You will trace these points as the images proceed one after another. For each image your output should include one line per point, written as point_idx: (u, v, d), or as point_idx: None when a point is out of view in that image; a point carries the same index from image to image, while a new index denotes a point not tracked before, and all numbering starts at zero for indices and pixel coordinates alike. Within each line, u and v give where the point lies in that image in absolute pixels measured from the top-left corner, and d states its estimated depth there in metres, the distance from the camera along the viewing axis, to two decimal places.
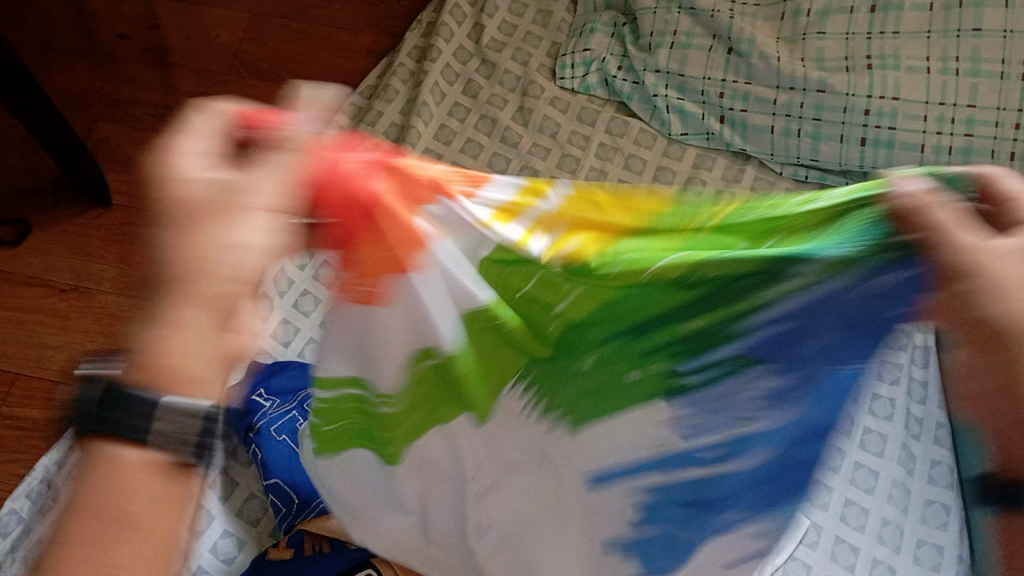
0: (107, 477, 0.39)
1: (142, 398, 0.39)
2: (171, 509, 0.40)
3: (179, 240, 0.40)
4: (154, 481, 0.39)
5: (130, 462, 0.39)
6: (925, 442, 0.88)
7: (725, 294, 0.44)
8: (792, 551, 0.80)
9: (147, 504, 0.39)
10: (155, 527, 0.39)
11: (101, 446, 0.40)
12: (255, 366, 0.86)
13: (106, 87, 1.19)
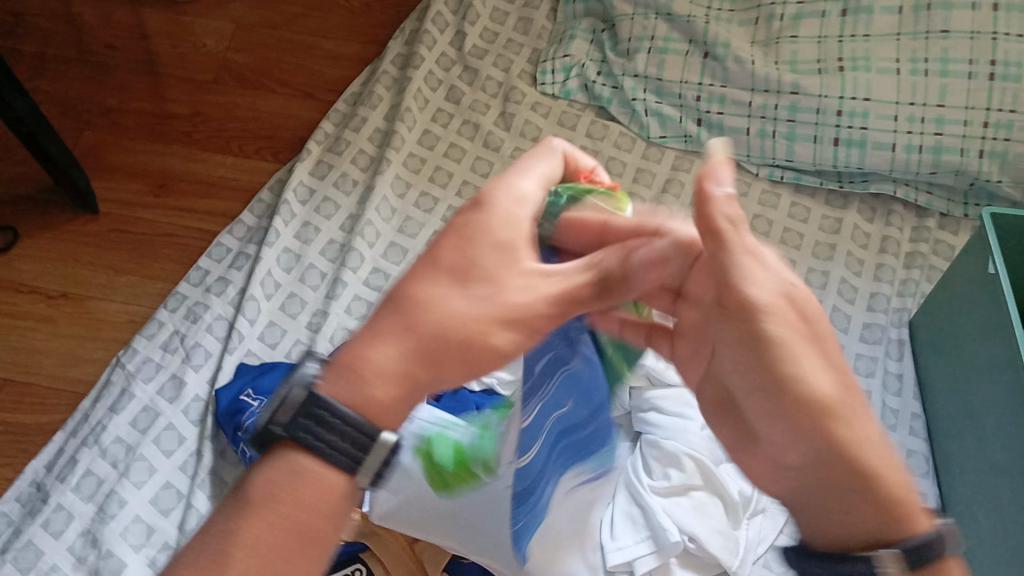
0: (296, 486, 0.43)
1: (348, 422, 0.43)
2: (337, 522, 0.44)
3: (506, 295, 0.47)
4: (332, 497, 0.43)
5: (322, 477, 0.43)
6: (901, 433, 0.90)
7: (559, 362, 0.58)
8: (770, 541, 0.85)
9: (319, 513, 0.43)
10: (320, 540, 0.43)
11: (296, 457, 0.43)
12: (242, 368, 0.88)
13: (96, 96, 1.20)
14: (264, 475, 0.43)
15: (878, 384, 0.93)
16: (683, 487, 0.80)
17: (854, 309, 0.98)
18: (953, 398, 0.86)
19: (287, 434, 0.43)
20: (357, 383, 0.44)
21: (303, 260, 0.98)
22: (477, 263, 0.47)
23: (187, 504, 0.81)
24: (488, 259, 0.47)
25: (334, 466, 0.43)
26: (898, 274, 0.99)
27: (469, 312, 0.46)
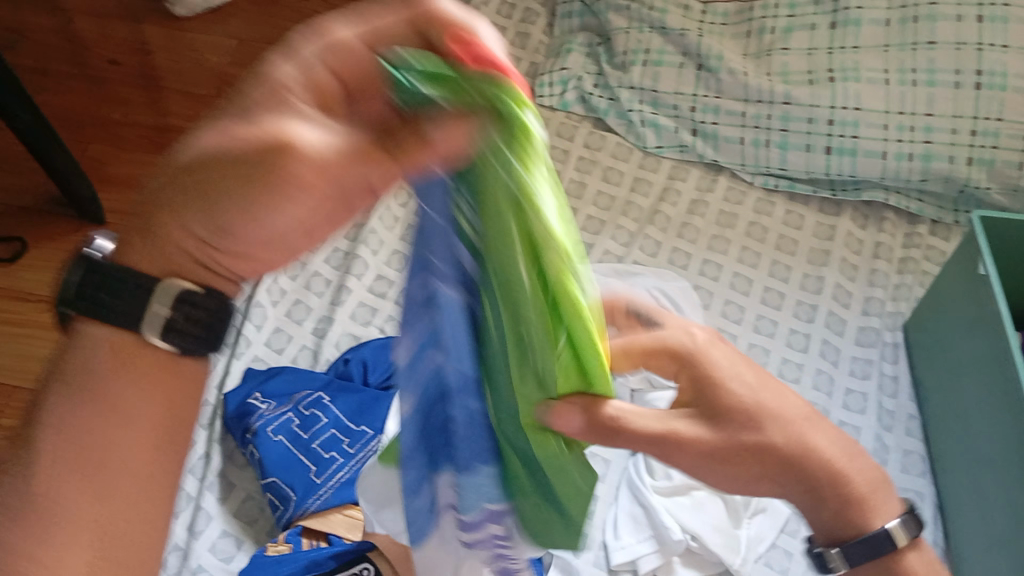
0: (102, 363, 0.46)
1: (135, 285, 0.46)
2: (161, 392, 0.47)
3: (247, 135, 0.41)
4: (120, 359, 0.47)
5: (118, 347, 0.47)
6: (898, 433, 0.91)
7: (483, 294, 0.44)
8: (773, 539, 0.84)
9: (115, 380, 0.46)
10: (132, 412, 0.46)
11: (93, 332, 0.47)
12: (249, 372, 0.89)
13: (98, 110, 1.22)
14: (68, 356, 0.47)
15: (875, 386, 0.95)
16: (685, 486, 0.82)
17: (849, 312, 1.00)
18: (943, 401, 0.88)
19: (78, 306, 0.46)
20: (142, 238, 0.47)
21: (308, 267, 0.99)
22: (240, 108, 0.42)
23: (196, 506, 0.82)
24: (253, 104, 0.42)
25: (120, 327, 0.46)
26: (890, 279, 1.02)
27: (219, 167, 0.42)
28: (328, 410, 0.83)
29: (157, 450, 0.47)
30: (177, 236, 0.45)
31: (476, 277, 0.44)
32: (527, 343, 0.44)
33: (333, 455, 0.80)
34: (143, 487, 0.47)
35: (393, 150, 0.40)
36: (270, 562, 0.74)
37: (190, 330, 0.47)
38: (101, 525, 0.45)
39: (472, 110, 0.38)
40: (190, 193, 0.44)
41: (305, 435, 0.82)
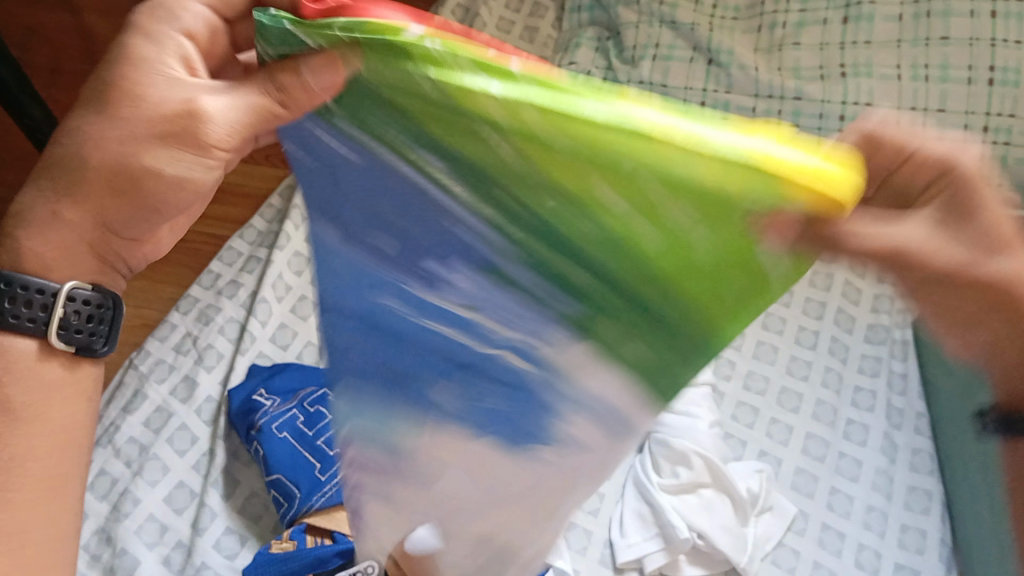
0: (8, 367, 0.46)
1: (28, 288, 0.45)
2: (64, 399, 0.48)
3: (150, 113, 0.43)
4: (31, 364, 0.47)
5: (20, 351, 0.46)
6: (907, 432, 0.91)
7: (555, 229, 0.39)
8: (780, 539, 0.83)
9: (30, 386, 0.46)
10: (37, 420, 0.47)
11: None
12: (254, 369, 0.89)
13: None
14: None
15: (884, 385, 0.94)
16: (691, 485, 0.81)
17: (859, 310, 0.99)
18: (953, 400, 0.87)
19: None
20: (16, 249, 0.46)
21: (314, 263, 0.99)
22: (115, 96, 0.44)
23: (201, 503, 0.82)
24: (133, 90, 0.44)
25: (25, 335, 0.46)
26: None
27: (114, 152, 0.44)
28: (333, 407, 0.83)
29: (61, 459, 0.48)
30: (82, 230, 0.46)
31: (459, 200, 0.41)
32: (598, 241, 0.38)
33: None
34: (52, 488, 0.47)
35: (281, 99, 0.40)
36: (275, 560, 0.74)
37: (86, 329, 0.48)
38: (12, 533, 0.45)
39: (340, 48, 0.38)
40: (96, 188, 0.45)
41: (310, 432, 0.82)
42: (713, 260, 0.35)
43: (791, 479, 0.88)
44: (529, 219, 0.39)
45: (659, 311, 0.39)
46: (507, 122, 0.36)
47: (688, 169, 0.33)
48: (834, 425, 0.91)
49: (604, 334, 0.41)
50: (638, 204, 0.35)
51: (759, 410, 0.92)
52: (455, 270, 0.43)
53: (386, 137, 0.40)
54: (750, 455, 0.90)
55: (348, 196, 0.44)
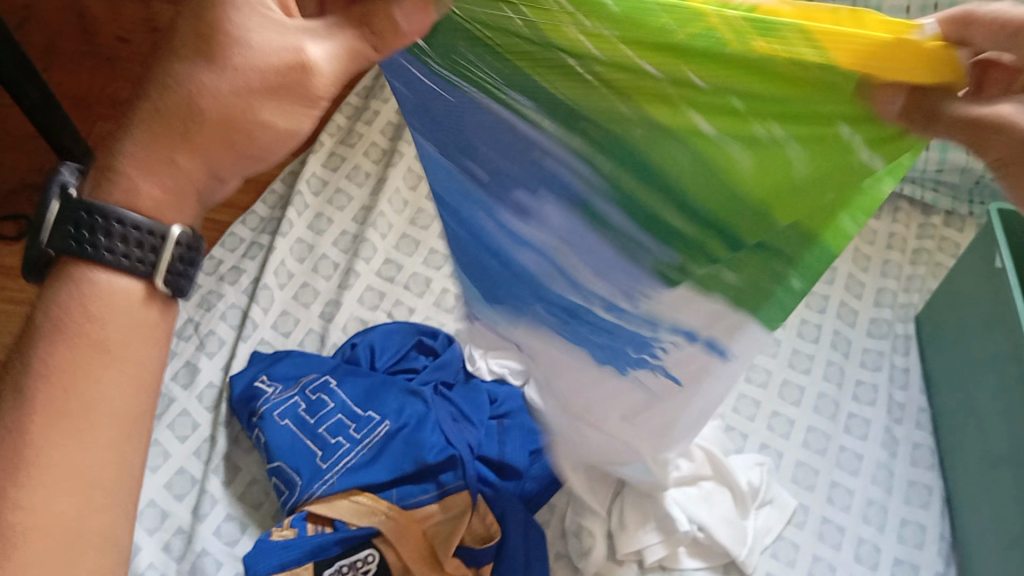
0: (100, 304, 0.40)
1: (136, 227, 0.40)
2: (152, 339, 0.42)
3: (254, 61, 0.37)
4: (128, 303, 0.41)
5: (116, 289, 0.41)
6: (908, 426, 0.91)
7: (641, 161, 0.42)
8: (779, 532, 0.83)
9: (126, 326, 0.41)
10: (121, 358, 0.41)
11: (84, 269, 0.41)
12: (255, 356, 0.88)
13: (107, 89, 1.22)
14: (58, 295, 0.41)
15: (885, 378, 0.94)
16: (692, 477, 0.81)
17: (861, 304, 0.99)
18: (954, 394, 0.87)
19: (59, 249, 0.41)
20: (128, 188, 0.40)
21: (316, 251, 0.99)
22: (214, 35, 0.37)
23: (201, 489, 0.82)
24: (237, 33, 0.37)
25: (119, 273, 0.41)
26: (903, 271, 1.01)
27: (225, 98, 0.37)
28: (335, 394, 0.83)
29: (139, 408, 0.42)
30: (168, 187, 0.40)
31: (547, 133, 0.44)
32: (692, 171, 0.42)
33: (340, 440, 0.80)
34: (129, 431, 0.41)
35: (376, 44, 0.38)
36: (275, 547, 0.74)
37: (181, 270, 0.42)
38: (78, 486, 0.40)
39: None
40: (187, 145, 0.38)
41: (311, 419, 0.82)
42: (808, 179, 0.41)
43: (791, 471, 0.88)
44: (623, 150, 0.42)
45: (749, 240, 0.45)
46: (606, 59, 0.39)
47: (779, 93, 0.38)
48: (835, 418, 0.91)
49: (699, 261, 0.46)
50: (735, 134, 0.40)
51: (761, 403, 0.92)
52: (541, 201, 0.48)
53: (475, 76, 0.43)
54: (751, 447, 0.89)
55: (442, 119, 0.49)
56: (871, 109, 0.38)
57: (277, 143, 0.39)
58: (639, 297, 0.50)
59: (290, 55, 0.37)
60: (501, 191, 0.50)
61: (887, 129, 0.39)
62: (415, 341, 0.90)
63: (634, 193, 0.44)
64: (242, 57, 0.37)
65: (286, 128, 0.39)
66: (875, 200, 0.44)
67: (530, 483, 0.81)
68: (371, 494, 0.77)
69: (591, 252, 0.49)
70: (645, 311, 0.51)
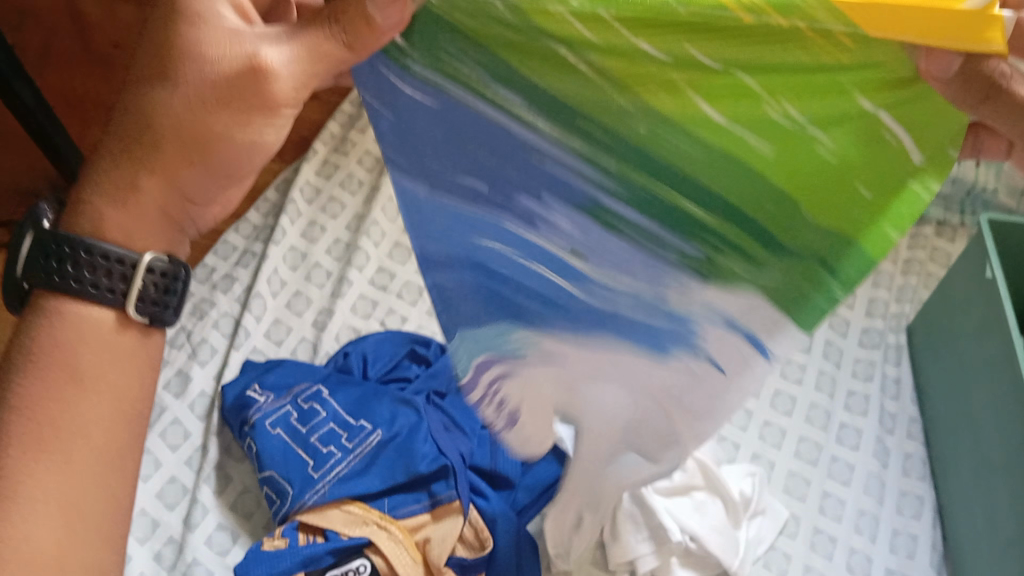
0: (73, 333, 0.46)
1: (107, 256, 0.45)
2: (126, 369, 0.47)
3: (211, 71, 0.42)
4: (101, 334, 0.46)
5: (89, 318, 0.46)
6: (899, 436, 0.91)
7: (650, 161, 0.44)
8: (771, 542, 0.83)
9: (93, 357, 0.46)
10: (92, 385, 0.46)
11: (59, 301, 0.46)
12: (248, 364, 0.88)
13: (100, 95, 1.22)
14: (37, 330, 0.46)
15: (877, 389, 0.94)
16: (685, 487, 0.81)
17: (853, 314, 0.99)
18: (947, 404, 0.88)
19: (30, 283, 0.46)
20: (97, 218, 0.46)
21: (309, 259, 0.99)
22: (167, 55, 0.43)
23: (193, 498, 0.81)
24: (189, 44, 0.42)
25: (99, 304, 0.46)
26: (895, 281, 1.01)
27: (177, 112, 0.43)
28: (328, 403, 0.83)
29: (120, 424, 0.47)
30: (151, 197, 0.46)
31: (542, 133, 0.45)
32: (695, 175, 0.44)
33: (332, 449, 0.80)
34: (103, 453, 0.46)
35: (346, 42, 0.40)
36: (267, 556, 0.74)
37: (160, 301, 0.48)
38: (60, 504, 0.44)
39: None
40: (157, 155, 0.44)
41: (303, 428, 0.81)
42: (840, 160, 0.43)
43: (783, 482, 0.88)
44: (621, 149, 0.44)
45: (792, 246, 0.45)
46: (598, 43, 0.41)
47: (797, 59, 0.39)
48: (827, 428, 0.91)
49: (736, 264, 0.46)
50: (749, 117, 0.42)
51: (752, 413, 0.93)
52: (550, 208, 0.47)
53: (460, 75, 0.44)
54: (743, 457, 0.90)
55: (435, 138, 0.47)
56: (912, 66, 0.38)
57: (242, 151, 0.45)
58: (671, 289, 0.47)
59: (244, 61, 0.42)
60: (509, 204, 0.48)
61: (932, 84, 0.39)
62: (408, 350, 0.90)
63: (647, 212, 0.45)
64: (199, 69, 0.42)
65: (245, 137, 0.44)
66: (915, 211, 0.43)
67: (524, 494, 0.81)
68: (363, 504, 0.77)
69: (616, 262, 0.47)
70: (674, 311, 0.48)
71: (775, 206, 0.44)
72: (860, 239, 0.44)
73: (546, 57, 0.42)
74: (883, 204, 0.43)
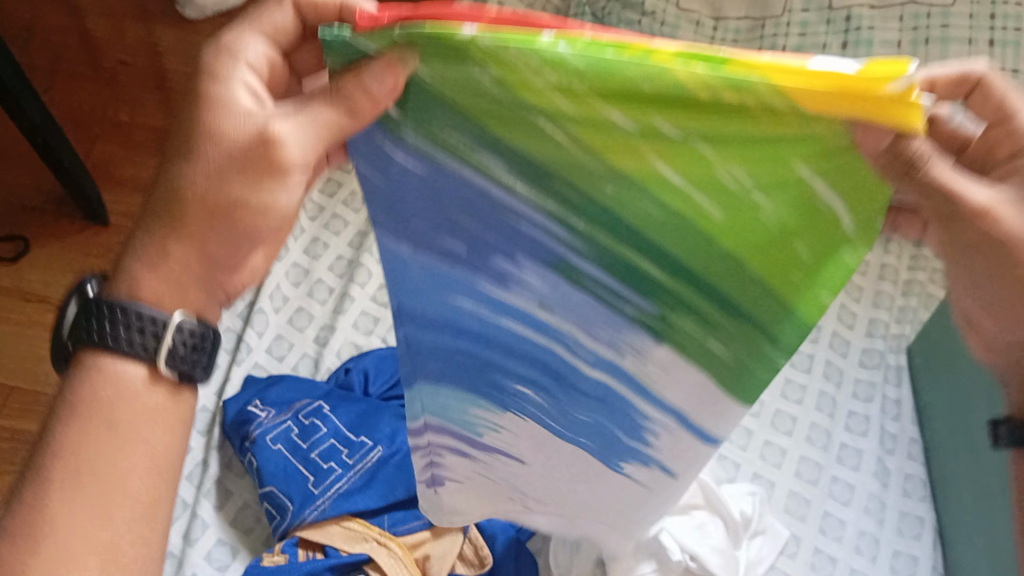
0: (112, 389, 0.48)
1: (141, 317, 0.47)
2: (163, 420, 0.49)
3: (224, 144, 0.43)
4: (139, 388, 0.48)
5: (123, 373, 0.48)
6: (900, 457, 0.91)
7: (622, 217, 0.39)
8: (771, 563, 0.83)
9: (131, 411, 0.48)
10: (127, 433, 0.48)
11: (100, 359, 0.48)
12: (250, 380, 0.88)
13: (106, 109, 1.23)
14: (77, 385, 0.48)
15: (877, 410, 0.94)
16: (684, 506, 0.81)
17: (853, 334, 0.99)
18: (947, 426, 0.87)
19: (74, 344, 0.49)
20: (132, 282, 0.48)
21: (312, 275, 0.99)
22: (190, 133, 0.44)
23: (192, 514, 0.81)
24: (205, 125, 0.43)
25: (134, 362, 0.48)
26: (895, 301, 1.01)
27: (200, 185, 0.44)
28: (329, 419, 0.83)
29: (157, 473, 0.49)
30: (174, 267, 0.47)
31: (518, 194, 0.39)
32: (666, 234, 0.39)
33: (333, 466, 0.80)
34: (141, 501, 0.48)
35: (346, 105, 0.37)
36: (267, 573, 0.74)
37: (192, 360, 0.49)
38: (100, 550, 0.46)
39: (395, 48, 0.34)
40: (179, 226, 0.45)
41: (304, 444, 0.81)
42: (781, 225, 0.38)
43: (783, 501, 0.88)
44: (588, 208, 0.39)
45: (744, 307, 0.42)
46: (575, 113, 0.35)
47: (760, 133, 0.34)
48: (827, 448, 0.91)
49: (688, 323, 0.43)
50: (701, 179, 0.37)
51: (753, 433, 0.93)
52: (523, 267, 0.43)
53: (444, 139, 0.37)
54: (744, 477, 0.90)
55: (417, 203, 0.41)
56: (846, 138, 0.33)
57: (251, 218, 0.44)
58: (629, 354, 0.47)
59: (257, 130, 0.42)
60: (480, 266, 0.44)
61: (861, 159, 0.34)
62: None
63: (621, 271, 0.42)
64: (217, 142, 0.43)
65: (257, 202, 0.44)
66: (846, 270, 0.38)
67: None
68: (363, 520, 0.77)
69: (592, 319, 0.45)
70: (637, 378, 0.48)
71: (739, 272, 0.40)
72: (800, 305, 0.40)
73: (520, 120, 0.36)
74: (822, 266, 0.39)
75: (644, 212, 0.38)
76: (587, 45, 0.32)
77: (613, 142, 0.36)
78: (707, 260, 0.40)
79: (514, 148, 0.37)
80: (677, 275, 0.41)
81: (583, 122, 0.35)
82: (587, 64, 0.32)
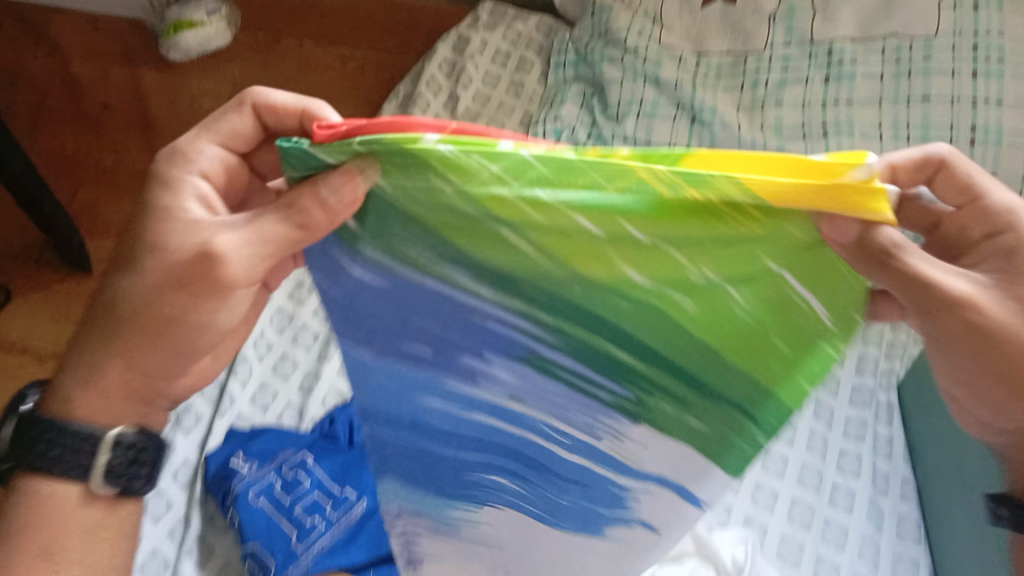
0: (41, 513, 0.52)
1: (78, 434, 0.52)
2: (95, 536, 0.54)
3: (165, 259, 0.47)
4: (67, 508, 0.53)
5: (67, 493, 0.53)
6: (893, 497, 0.89)
7: (586, 314, 0.44)
8: None
9: (62, 530, 0.53)
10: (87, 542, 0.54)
11: (33, 478, 0.53)
12: (232, 432, 0.87)
13: (92, 155, 1.23)
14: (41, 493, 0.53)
15: (869, 448, 0.93)
16: (675, 555, 0.81)
17: (843, 371, 0.98)
18: (940, 467, 0.86)
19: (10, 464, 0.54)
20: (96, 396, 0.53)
21: (296, 321, 0.99)
22: (135, 249, 0.49)
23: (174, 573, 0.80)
24: (151, 241, 0.48)
25: (68, 481, 0.53)
26: (887, 335, 1.00)
27: (138, 297, 0.49)
28: (312, 471, 0.83)
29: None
30: (117, 374, 0.52)
31: (486, 299, 0.45)
32: (627, 320, 0.44)
33: (316, 522, 0.79)
34: None
35: (301, 220, 0.43)
36: None
37: (128, 472, 0.54)
38: None
39: (358, 160, 0.40)
40: (122, 338, 0.50)
41: (286, 499, 0.80)
42: (755, 321, 0.43)
43: (776, 546, 0.87)
44: (558, 307, 0.44)
45: (714, 387, 0.46)
46: (543, 223, 0.41)
47: (705, 229, 0.40)
48: (819, 489, 0.90)
49: (664, 404, 0.47)
50: (674, 278, 0.42)
51: (744, 475, 0.92)
52: (490, 363, 0.48)
53: (408, 255, 0.44)
54: (735, 521, 0.88)
55: (382, 318, 0.47)
56: (815, 233, 0.39)
57: (190, 330, 0.50)
58: (605, 435, 0.50)
59: (197, 247, 0.47)
60: (450, 368, 0.49)
61: (833, 248, 0.39)
62: None
63: (584, 358, 0.46)
64: (159, 260, 0.48)
65: (198, 315, 0.49)
66: (824, 368, 0.44)
67: None
68: None
69: (564, 404, 0.49)
70: (614, 456, 0.51)
71: (705, 355, 0.45)
72: (780, 388, 0.45)
73: (490, 230, 0.41)
74: (798, 359, 0.44)
75: (610, 310, 0.44)
76: (548, 155, 0.39)
77: (583, 244, 0.41)
78: (674, 349, 0.45)
79: (492, 255, 0.42)
80: (641, 360, 0.46)
81: (549, 232, 0.41)
82: (553, 167, 0.39)
